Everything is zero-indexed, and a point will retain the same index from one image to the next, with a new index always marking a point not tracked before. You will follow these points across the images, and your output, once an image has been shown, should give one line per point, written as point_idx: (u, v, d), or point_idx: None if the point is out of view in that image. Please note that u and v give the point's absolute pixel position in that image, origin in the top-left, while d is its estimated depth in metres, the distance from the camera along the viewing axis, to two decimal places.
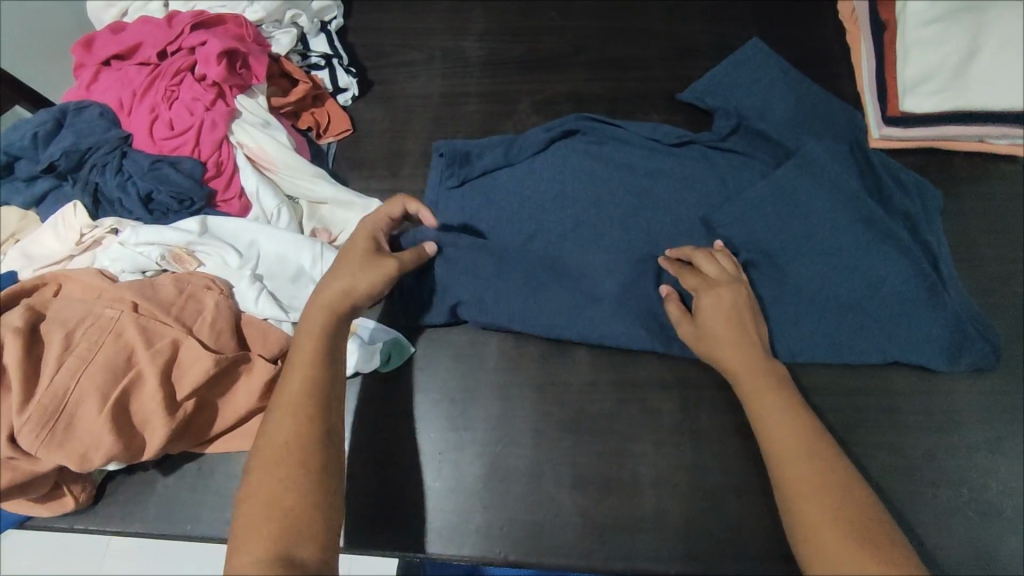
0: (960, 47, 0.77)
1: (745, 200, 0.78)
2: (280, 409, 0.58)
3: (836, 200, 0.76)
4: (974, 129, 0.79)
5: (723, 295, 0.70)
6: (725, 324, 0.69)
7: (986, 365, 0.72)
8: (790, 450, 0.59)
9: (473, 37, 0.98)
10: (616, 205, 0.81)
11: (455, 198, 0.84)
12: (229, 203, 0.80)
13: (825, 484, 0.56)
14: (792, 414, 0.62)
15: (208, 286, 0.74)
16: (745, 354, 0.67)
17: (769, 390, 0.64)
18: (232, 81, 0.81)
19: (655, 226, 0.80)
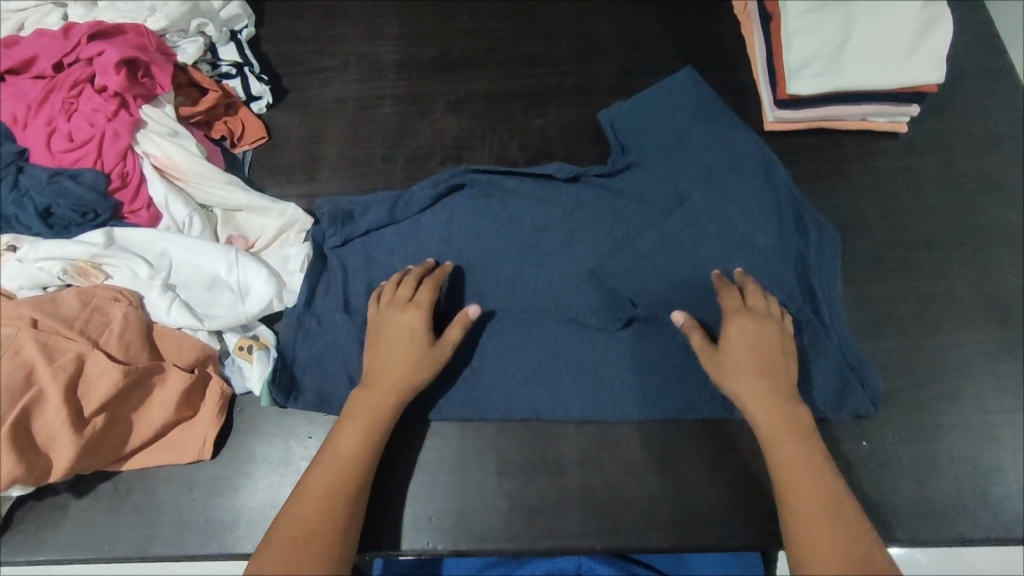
0: (835, 34, 0.82)
1: (628, 255, 0.79)
2: (322, 469, 0.64)
3: (722, 246, 0.79)
4: (856, 107, 0.84)
5: (752, 327, 0.69)
6: (750, 355, 0.68)
7: (867, 412, 0.73)
8: (804, 501, 0.60)
9: (388, 42, 0.99)
10: (508, 256, 0.80)
11: (342, 261, 0.82)
12: (137, 213, 0.78)
13: (836, 548, 0.56)
14: (809, 456, 0.63)
15: (116, 298, 0.71)
16: (774, 402, 0.66)
17: (795, 442, 0.64)
18: (135, 91, 0.80)
19: (546, 275, 0.79)
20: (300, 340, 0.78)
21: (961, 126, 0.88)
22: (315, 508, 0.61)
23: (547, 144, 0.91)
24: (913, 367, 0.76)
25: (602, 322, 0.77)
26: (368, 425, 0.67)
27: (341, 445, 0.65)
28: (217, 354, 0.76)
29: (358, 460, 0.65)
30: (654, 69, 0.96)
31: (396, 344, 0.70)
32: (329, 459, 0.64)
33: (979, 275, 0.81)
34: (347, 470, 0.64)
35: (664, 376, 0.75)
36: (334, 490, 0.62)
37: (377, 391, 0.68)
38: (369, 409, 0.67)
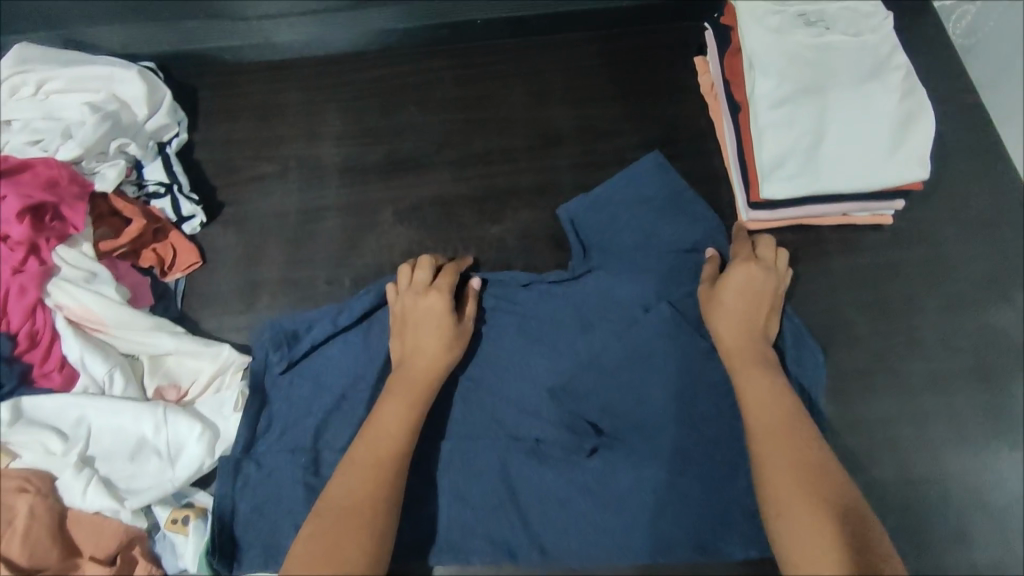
0: (809, 132, 0.75)
1: (597, 373, 0.73)
2: (357, 461, 0.61)
3: (704, 357, 0.72)
4: (834, 206, 0.78)
5: (752, 272, 0.71)
6: (742, 298, 0.70)
7: None
8: (774, 424, 0.61)
9: (330, 142, 0.92)
10: (468, 383, 0.75)
11: (286, 389, 0.74)
12: (50, 376, 0.70)
13: (807, 471, 0.57)
14: (787, 416, 0.62)
15: (22, 486, 0.63)
16: (749, 335, 0.68)
17: (764, 372, 0.65)
18: (43, 236, 0.72)
19: (511, 401, 0.74)
20: (241, 487, 0.69)
21: (948, 214, 0.82)
22: (360, 494, 0.58)
23: (505, 254, 0.84)
24: (907, 499, 0.71)
25: (568, 454, 0.71)
26: (405, 394, 0.66)
27: (372, 433, 0.63)
28: (144, 533, 0.67)
29: (393, 434, 0.63)
30: (618, 161, 0.90)
31: (429, 317, 0.70)
32: (372, 434, 0.63)
33: (977, 387, 0.74)
34: (387, 459, 0.61)
35: (634, 513, 0.68)
36: (372, 474, 0.60)
37: (410, 366, 0.68)
38: (403, 391, 0.66)
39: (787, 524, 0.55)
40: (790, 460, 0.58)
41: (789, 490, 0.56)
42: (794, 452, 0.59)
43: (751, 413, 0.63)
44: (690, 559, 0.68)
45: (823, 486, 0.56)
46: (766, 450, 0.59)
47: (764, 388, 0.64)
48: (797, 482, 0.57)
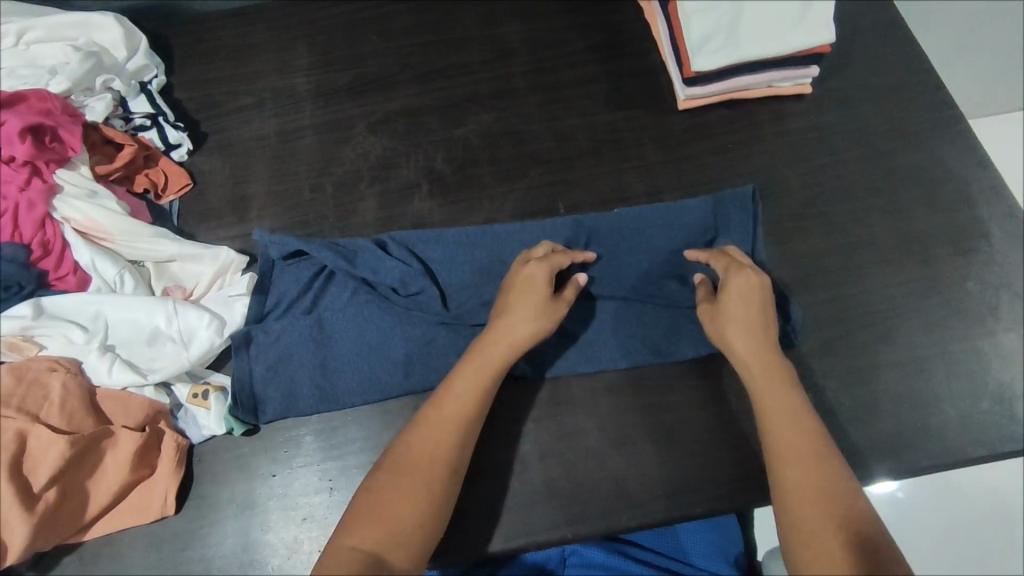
0: (727, 10, 0.85)
1: (558, 232, 0.82)
2: (428, 422, 0.64)
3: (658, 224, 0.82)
4: (759, 76, 0.88)
5: (744, 280, 0.71)
6: (744, 307, 0.70)
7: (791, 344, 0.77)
8: (794, 448, 0.62)
9: (301, 72, 0.99)
10: (445, 245, 0.82)
11: (284, 274, 0.81)
12: (64, 280, 0.77)
13: (808, 452, 0.61)
14: (792, 402, 0.65)
15: (53, 367, 0.70)
16: (764, 356, 0.68)
17: (783, 392, 0.66)
18: (46, 156, 0.78)
19: (486, 257, 0.81)
20: (251, 351, 0.77)
21: (860, 81, 0.92)
22: (431, 455, 0.62)
23: (470, 151, 0.92)
24: (844, 316, 0.79)
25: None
26: (489, 364, 0.67)
27: (450, 403, 0.64)
28: (167, 408, 0.75)
29: (464, 404, 0.64)
30: (568, 63, 0.98)
31: (528, 292, 0.70)
32: (450, 398, 0.65)
33: (894, 219, 0.84)
34: (455, 430, 0.63)
35: (603, 336, 0.77)
36: (443, 437, 0.63)
37: (497, 338, 0.68)
38: (483, 366, 0.66)
39: (780, 489, 0.60)
40: (802, 447, 0.61)
41: (799, 484, 0.59)
42: (809, 449, 0.61)
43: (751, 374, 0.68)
44: (649, 368, 0.77)
45: (823, 469, 0.60)
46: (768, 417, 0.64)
47: (776, 390, 0.66)
48: (811, 469, 0.60)
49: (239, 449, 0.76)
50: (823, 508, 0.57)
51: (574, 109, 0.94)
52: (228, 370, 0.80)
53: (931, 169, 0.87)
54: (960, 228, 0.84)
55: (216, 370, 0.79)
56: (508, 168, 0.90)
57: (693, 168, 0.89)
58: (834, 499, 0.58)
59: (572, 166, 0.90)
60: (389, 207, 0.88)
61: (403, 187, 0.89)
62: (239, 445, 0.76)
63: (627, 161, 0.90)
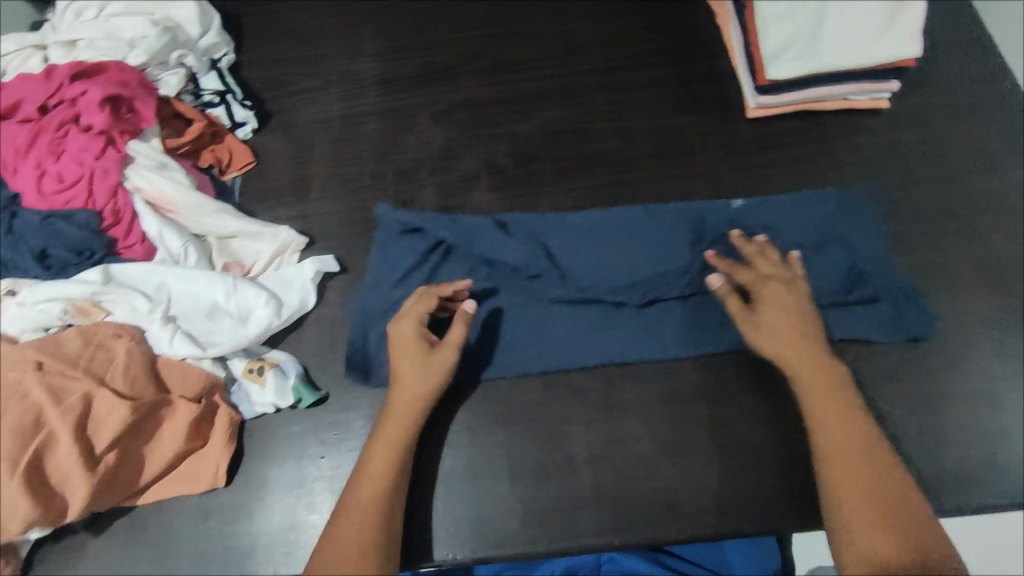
0: (809, 19, 0.83)
1: (676, 224, 0.82)
2: (353, 507, 0.63)
3: (785, 218, 0.82)
4: (836, 87, 0.86)
5: (779, 292, 0.71)
6: (784, 319, 0.70)
7: (922, 335, 0.76)
8: (850, 461, 0.62)
9: (368, 58, 0.99)
10: (559, 227, 0.82)
11: (398, 245, 0.82)
12: (132, 248, 0.79)
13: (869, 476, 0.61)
14: (847, 408, 0.65)
15: (118, 333, 0.72)
16: (813, 357, 0.68)
17: (837, 403, 0.66)
18: (120, 127, 0.80)
19: (605, 246, 0.81)
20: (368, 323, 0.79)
21: (941, 98, 0.89)
22: (359, 541, 0.61)
23: (533, 147, 0.91)
24: (911, 341, 0.77)
25: (648, 290, 0.78)
26: (391, 436, 0.68)
27: (367, 483, 0.65)
28: (223, 382, 0.76)
29: (382, 480, 0.65)
30: (636, 64, 0.96)
31: (404, 353, 0.70)
32: (362, 482, 0.65)
33: (970, 244, 0.81)
34: (377, 508, 0.63)
35: (703, 330, 0.77)
36: (377, 502, 0.64)
37: (393, 413, 0.69)
38: (395, 434, 0.68)
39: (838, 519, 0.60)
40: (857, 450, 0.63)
41: (856, 496, 0.60)
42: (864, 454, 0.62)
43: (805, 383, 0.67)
44: (704, 378, 0.76)
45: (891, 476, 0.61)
46: (829, 430, 0.64)
47: (839, 404, 0.65)
48: (874, 480, 0.61)
49: (290, 428, 0.76)
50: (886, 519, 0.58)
51: (640, 111, 0.93)
52: (283, 348, 0.81)
53: (1013, 195, 0.84)
54: None
55: (271, 348, 0.80)
56: (570, 166, 0.89)
57: (761, 178, 0.87)
58: (897, 511, 0.58)
59: (636, 168, 0.89)
60: (450, 198, 0.88)
61: (464, 178, 0.89)
62: (291, 425, 0.76)
63: (693, 167, 0.89)
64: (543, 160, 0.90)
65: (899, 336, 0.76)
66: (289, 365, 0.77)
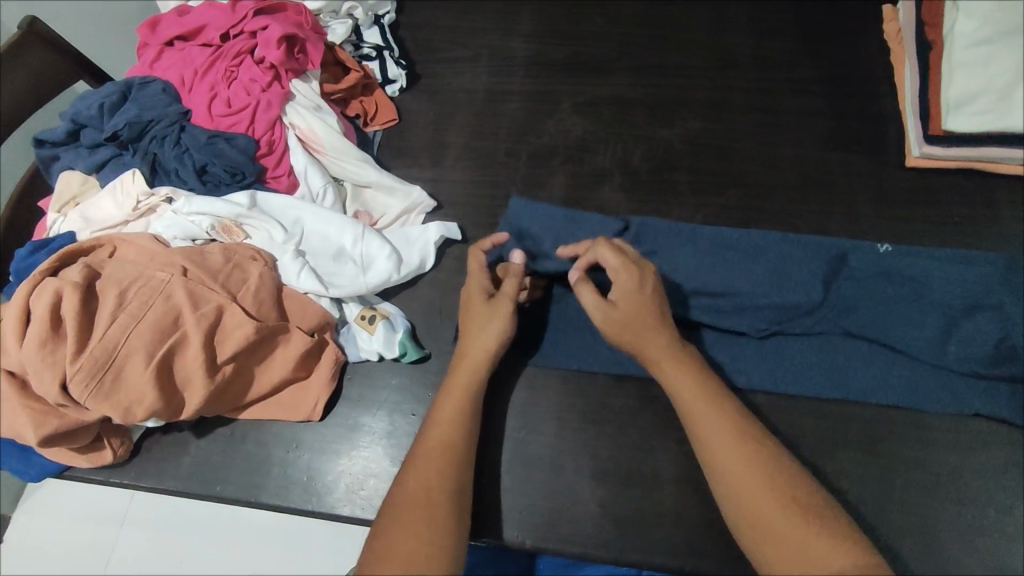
0: (1005, 70, 0.79)
1: (817, 258, 0.78)
2: (419, 457, 0.63)
3: (948, 272, 0.75)
4: (1017, 151, 0.79)
5: (626, 279, 0.67)
6: (631, 308, 0.66)
7: None
8: (727, 461, 0.58)
9: (521, 38, 1.00)
10: (692, 241, 0.81)
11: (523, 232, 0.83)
12: (278, 180, 0.84)
13: (753, 477, 0.56)
14: (725, 410, 0.61)
15: (254, 257, 0.77)
16: (657, 350, 0.65)
17: (698, 398, 0.62)
18: (289, 65, 0.84)
19: (737, 265, 0.78)
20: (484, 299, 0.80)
21: None
22: (427, 487, 0.60)
23: (671, 155, 0.89)
24: None
25: (774, 321, 0.75)
26: (455, 393, 0.68)
27: (434, 435, 0.65)
28: (334, 322, 0.80)
29: (449, 431, 0.65)
30: (793, 89, 0.92)
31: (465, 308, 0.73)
32: (426, 436, 0.65)
33: None
34: (446, 460, 0.63)
35: (823, 373, 0.74)
36: (441, 453, 0.63)
37: (456, 368, 0.70)
38: (459, 384, 0.69)
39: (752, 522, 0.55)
40: (740, 446, 0.58)
41: (758, 497, 0.55)
42: (751, 455, 0.58)
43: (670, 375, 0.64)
44: (812, 424, 0.72)
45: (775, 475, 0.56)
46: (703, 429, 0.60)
47: (698, 398, 0.62)
48: (748, 472, 0.57)
49: (388, 379, 0.79)
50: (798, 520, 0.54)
51: (790, 137, 0.89)
52: (393, 302, 0.83)
53: None
54: None
55: (384, 299, 0.83)
56: (706, 181, 0.87)
57: (911, 232, 0.82)
58: (811, 508, 0.55)
59: (775, 196, 0.85)
60: (578, 190, 0.88)
61: (596, 173, 0.89)
62: (389, 377, 0.79)
63: (836, 206, 0.84)
64: (679, 171, 0.88)
65: None
66: (398, 318, 0.80)
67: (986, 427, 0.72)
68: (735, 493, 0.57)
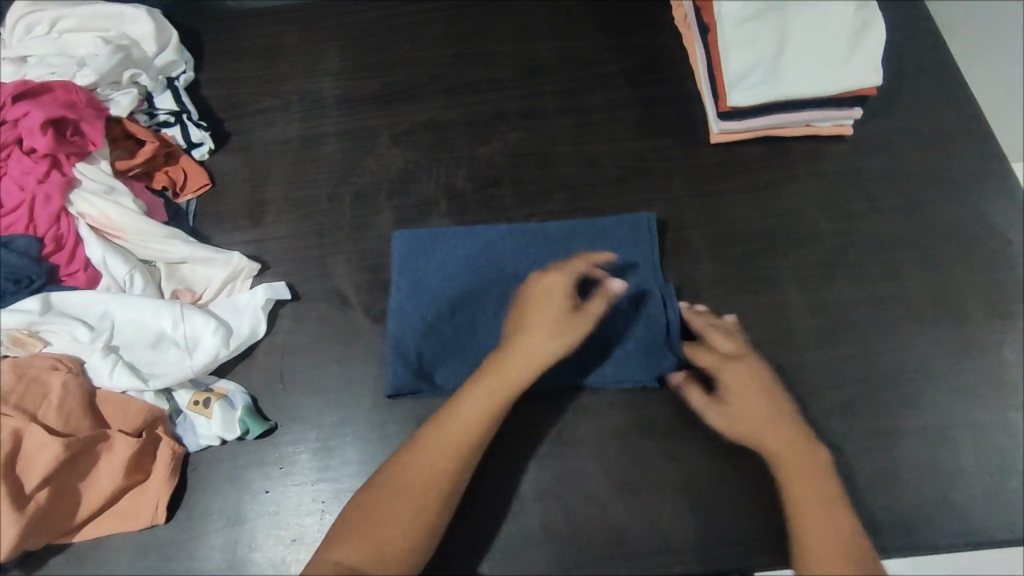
0: (771, 45, 0.82)
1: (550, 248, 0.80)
2: (427, 450, 0.63)
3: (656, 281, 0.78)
4: (796, 115, 0.85)
5: (739, 367, 0.72)
6: (751, 397, 0.70)
7: (851, 372, 0.76)
8: (822, 535, 0.60)
9: (329, 77, 0.97)
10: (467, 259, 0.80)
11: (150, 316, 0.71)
12: (75, 276, 0.77)
13: (840, 549, 0.59)
14: (824, 494, 0.63)
15: (54, 365, 0.70)
16: (773, 424, 0.68)
17: (807, 471, 0.65)
18: (66, 150, 0.78)
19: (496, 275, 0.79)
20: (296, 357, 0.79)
21: (904, 127, 0.88)
22: (424, 481, 0.61)
23: (494, 171, 0.89)
24: (870, 375, 0.75)
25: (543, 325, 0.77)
26: (492, 386, 0.65)
27: (458, 424, 0.64)
28: (166, 414, 0.74)
29: (478, 424, 0.64)
30: (599, 87, 0.95)
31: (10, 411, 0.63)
32: (427, 445, 0.63)
33: (930, 274, 0.80)
34: (446, 467, 0.62)
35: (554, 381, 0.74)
36: (439, 462, 0.62)
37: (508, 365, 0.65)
38: (497, 385, 0.65)
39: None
40: (814, 515, 0.62)
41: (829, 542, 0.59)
42: (823, 520, 0.61)
43: (760, 437, 0.68)
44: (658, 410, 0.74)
45: (852, 545, 0.59)
46: (803, 510, 0.62)
47: (811, 475, 0.64)
48: (833, 548, 0.59)
49: (233, 461, 0.74)
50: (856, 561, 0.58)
51: (602, 134, 0.91)
52: (232, 377, 0.79)
53: (977, 226, 0.83)
54: (1000, 287, 0.79)
55: (220, 377, 0.78)
56: (532, 191, 0.88)
57: (725, 205, 0.85)
58: None
59: (598, 195, 0.87)
60: (407, 223, 0.87)
61: (422, 203, 0.88)
62: (234, 459, 0.74)
63: (655, 192, 0.87)
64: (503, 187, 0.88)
65: (855, 362, 0.76)
66: (238, 393, 0.75)
67: (814, 376, 0.76)
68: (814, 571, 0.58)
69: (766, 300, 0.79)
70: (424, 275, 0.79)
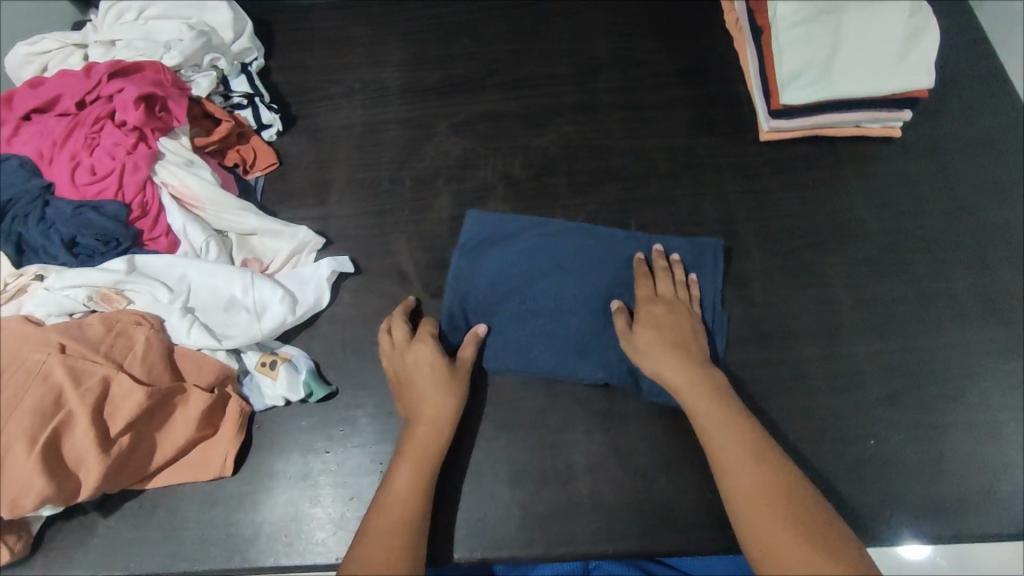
0: (824, 46, 0.85)
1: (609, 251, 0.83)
2: (376, 525, 0.63)
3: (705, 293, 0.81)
4: (846, 116, 0.87)
5: (657, 309, 0.75)
6: (660, 338, 0.73)
7: (896, 365, 0.77)
8: (750, 487, 0.61)
9: (392, 68, 1.02)
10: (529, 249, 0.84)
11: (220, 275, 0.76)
12: (157, 241, 0.82)
13: (778, 501, 0.60)
14: (762, 453, 0.64)
15: (138, 321, 0.75)
16: (688, 373, 0.70)
17: (728, 425, 0.66)
18: (153, 124, 0.83)
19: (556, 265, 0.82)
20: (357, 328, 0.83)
21: (953, 131, 0.90)
22: (387, 548, 0.61)
23: (549, 161, 0.93)
24: (915, 368, 0.77)
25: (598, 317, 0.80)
26: (414, 458, 0.69)
27: (393, 490, 0.66)
28: (235, 374, 0.78)
29: (410, 490, 0.66)
30: (652, 85, 0.98)
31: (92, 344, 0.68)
32: (381, 513, 0.64)
33: (975, 273, 0.82)
34: (403, 529, 0.63)
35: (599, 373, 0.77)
36: (397, 530, 0.63)
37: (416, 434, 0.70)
38: (413, 452, 0.69)
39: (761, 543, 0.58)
40: (752, 469, 0.62)
41: (778, 529, 0.58)
42: (756, 471, 0.62)
43: (688, 396, 0.69)
44: None
45: (803, 498, 0.60)
46: (731, 464, 0.64)
47: (729, 430, 0.66)
48: (764, 503, 0.60)
49: (297, 421, 0.78)
50: (826, 554, 0.56)
51: (653, 129, 0.94)
52: (295, 344, 0.83)
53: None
54: None
55: (285, 343, 0.82)
56: (585, 181, 0.91)
57: (773, 200, 0.88)
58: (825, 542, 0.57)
59: (648, 187, 0.90)
60: (464, 206, 0.91)
61: (478, 188, 0.92)
62: (297, 419, 0.78)
63: (704, 186, 0.90)
64: (556, 176, 0.92)
65: (900, 355, 0.78)
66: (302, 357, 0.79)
67: (859, 367, 0.78)
68: (749, 517, 0.60)
69: (812, 293, 0.82)
70: (481, 260, 0.83)
